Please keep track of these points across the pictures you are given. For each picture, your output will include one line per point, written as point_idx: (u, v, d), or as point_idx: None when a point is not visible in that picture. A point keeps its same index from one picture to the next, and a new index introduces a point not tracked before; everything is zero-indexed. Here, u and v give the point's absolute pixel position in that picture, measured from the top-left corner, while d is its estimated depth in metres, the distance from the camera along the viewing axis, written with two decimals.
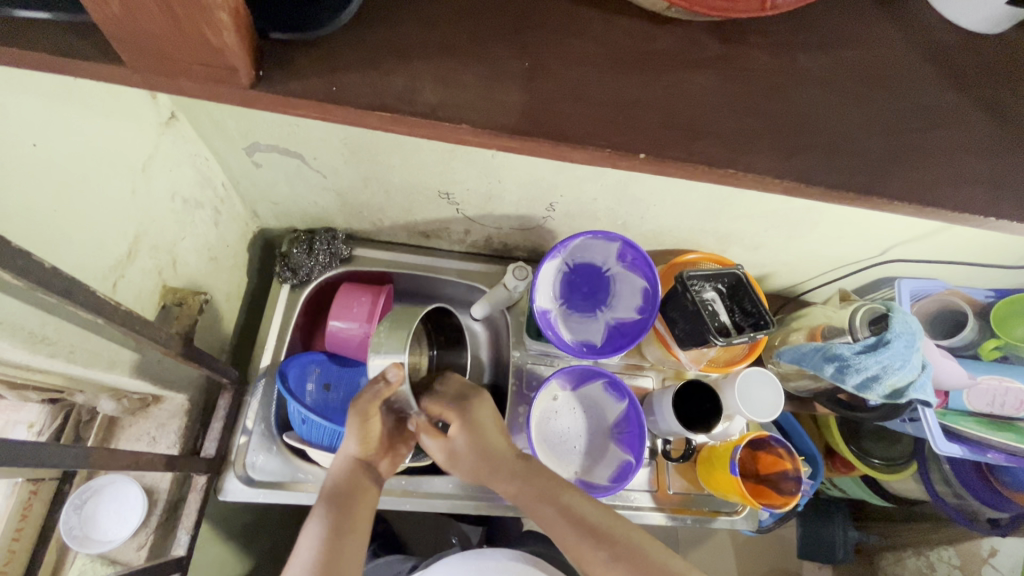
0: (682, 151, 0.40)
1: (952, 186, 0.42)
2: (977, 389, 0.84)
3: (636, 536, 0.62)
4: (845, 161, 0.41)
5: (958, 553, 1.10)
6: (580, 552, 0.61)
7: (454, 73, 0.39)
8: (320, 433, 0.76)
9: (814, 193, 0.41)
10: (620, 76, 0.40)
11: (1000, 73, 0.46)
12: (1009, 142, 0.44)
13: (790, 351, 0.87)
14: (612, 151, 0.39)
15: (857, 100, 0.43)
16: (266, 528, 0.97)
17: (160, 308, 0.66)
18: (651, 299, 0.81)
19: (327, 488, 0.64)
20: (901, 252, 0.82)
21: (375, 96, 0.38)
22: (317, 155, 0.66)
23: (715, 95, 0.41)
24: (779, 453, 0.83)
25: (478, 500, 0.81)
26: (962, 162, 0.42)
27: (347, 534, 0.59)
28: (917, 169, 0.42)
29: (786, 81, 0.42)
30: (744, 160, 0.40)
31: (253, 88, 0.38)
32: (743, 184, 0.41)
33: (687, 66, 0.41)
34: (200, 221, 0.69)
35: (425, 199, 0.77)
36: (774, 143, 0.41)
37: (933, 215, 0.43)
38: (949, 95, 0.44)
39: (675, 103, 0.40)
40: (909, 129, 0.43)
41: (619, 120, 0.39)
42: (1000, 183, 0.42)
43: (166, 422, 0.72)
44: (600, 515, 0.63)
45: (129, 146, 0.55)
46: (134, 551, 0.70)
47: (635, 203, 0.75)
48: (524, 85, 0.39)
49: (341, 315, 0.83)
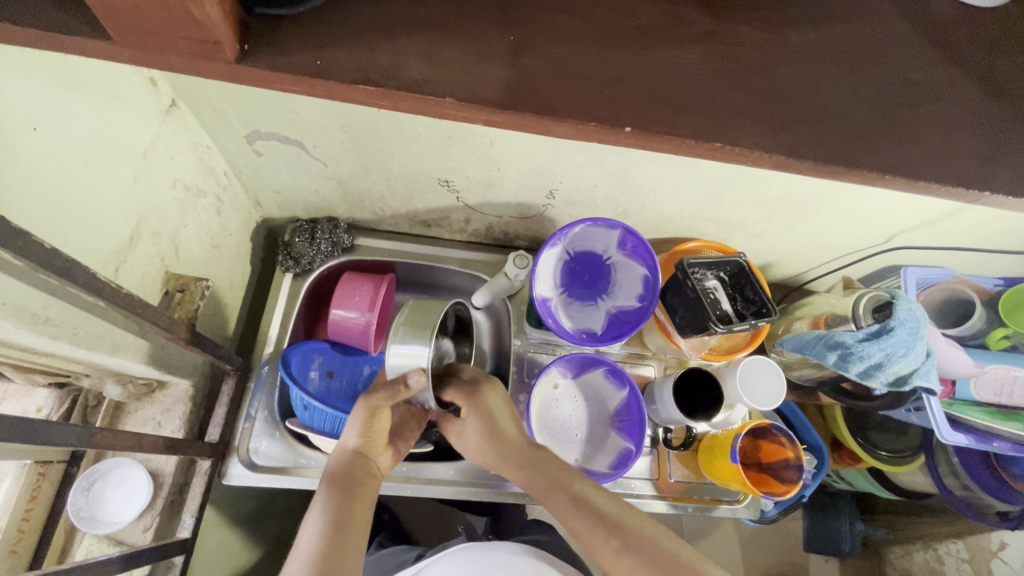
0: (668, 126, 0.39)
1: (948, 163, 0.41)
2: (985, 378, 0.83)
3: (647, 526, 0.61)
4: (836, 135, 0.41)
5: (967, 547, 1.09)
6: (591, 540, 0.61)
7: (438, 49, 0.39)
8: (320, 420, 0.77)
9: (802, 168, 0.41)
10: (609, 53, 0.40)
11: (997, 51, 0.45)
12: (1006, 120, 0.43)
13: (793, 339, 0.87)
14: (596, 125, 0.39)
15: (847, 73, 0.42)
16: (272, 515, 0.99)
17: (163, 294, 0.66)
18: (651, 287, 0.81)
19: (326, 481, 0.64)
20: (906, 239, 0.81)
21: (360, 71, 0.38)
22: (317, 143, 0.67)
23: (701, 69, 0.41)
24: (780, 441, 0.83)
25: (479, 487, 0.82)
26: (956, 137, 0.42)
27: (348, 527, 0.60)
28: (910, 145, 0.41)
29: (776, 56, 0.42)
30: (731, 134, 0.39)
31: (238, 63, 0.38)
32: (730, 158, 0.40)
33: (675, 41, 0.41)
34: (203, 209, 0.70)
35: (425, 186, 0.77)
36: (763, 118, 0.40)
37: (928, 191, 0.42)
38: (940, 70, 0.44)
39: (662, 78, 0.40)
40: (901, 104, 0.42)
41: (606, 95, 0.39)
42: (994, 160, 0.42)
43: (170, 408, 0.73)
44: (611, 505, 0.63)
45: (131, 133, 0.55)
46: (139, 533, 0.71)
47: (636, 189, 0.75)
48: (511, 63, 0.39)
49: (343, 303, 0.83)
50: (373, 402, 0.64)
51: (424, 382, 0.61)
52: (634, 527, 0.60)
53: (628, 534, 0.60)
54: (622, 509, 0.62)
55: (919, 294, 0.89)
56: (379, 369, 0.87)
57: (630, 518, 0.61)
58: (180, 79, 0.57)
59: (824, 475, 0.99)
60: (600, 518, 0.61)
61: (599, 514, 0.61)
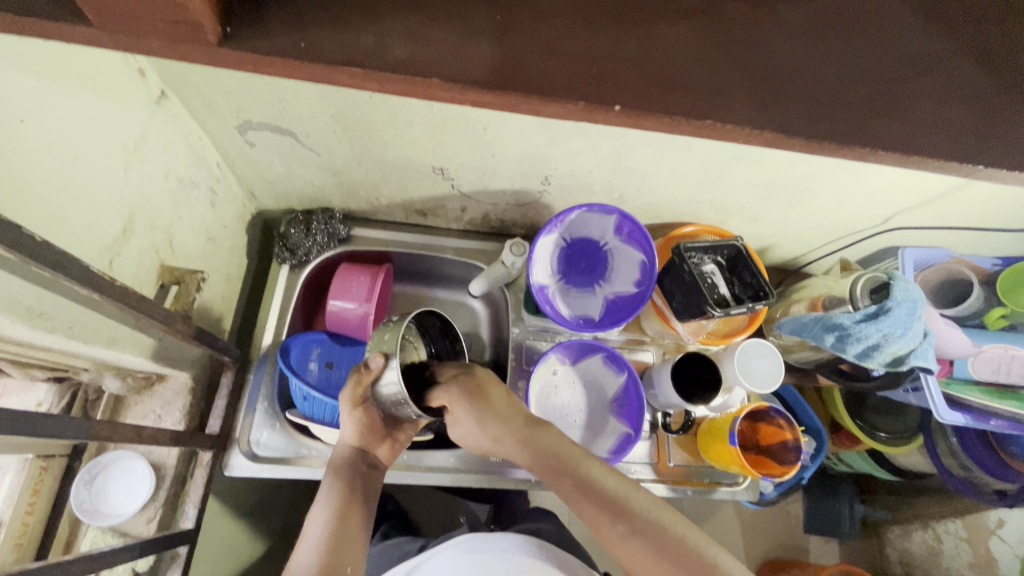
0: (658, 104, 0.39)
1: (940, 137, 0.41)
2: (982, 357, 0.84)
3: (658, 511, 0.58)
4: (828, 110, 0.40)
5: (965, 526, 1.11)
6: (593, 521, 0.58)
7: (424, 28, 0.39)
8: (321, 409, 0.78)
9: (794, 144, 0.40)
10: (595, 31, 0.40)
11: (990, 24, 0.45)
12: (1004, 93, 0.43)
13: (791, 322, 0.87)
14: (586, 105, 0.39)
15: (836, 47, 0.42)
16: (273, 505, 1.00)
17: (158, 287, 0.66)
18: (648, 273, 0.81)
19: (328, 475, 0.65)
20: (904, 220, 0.81)
21: (345, 52, 0.38)
22: (310, 132, 0.66)
23: (691, 45, 0.40)
24: (779, 424, 0.83)
25: (479, 474, 0.83)
26: (949, 110, 0.42)
27: (348, 519, 0.61)
28: (903, 119, 0.41)
29: (766, 30, 0.42)
30: (722, 112, 0.39)
31: (221, 46, 0.37)
32: (720, 137, 0.40)
33: (664, 17, 0.41)
34: (196, 201, 0.70)
35: (420, 175, 0.77)
36: (755, 93, 0.40)
37: (921, 167, 0.41)
38: (929, 43, 0.43)
39: (651, 56, 0.40)
40: (893, 78, 0.42)
41: (594, 75, 0.39)
42: (987, 133, 0.41)
43: (171, 400, 0.73)
44: (615, 484, 0.60)
45: (119, 123, 0.55)
46: (143, 524, 0.70)
47: (632, 174, 0.74)
48: (499, 43, 0.39)
49: (341, 294, 0.84)
50: (349, 392, 0.66)
51: (382, 361, 0.62)
52: (643, 511, 0.58)
53: (634, 516, 0.57)
54: (628, 491, 0.59)
55: (916, 275, 0.89)
56: None
57: (642, 505, 0.58)
58: (168, 69, 0.57)
59: (821, 458, 1.00)
60: (608, 502, 0.58)
61: (607, 496, 0.58)
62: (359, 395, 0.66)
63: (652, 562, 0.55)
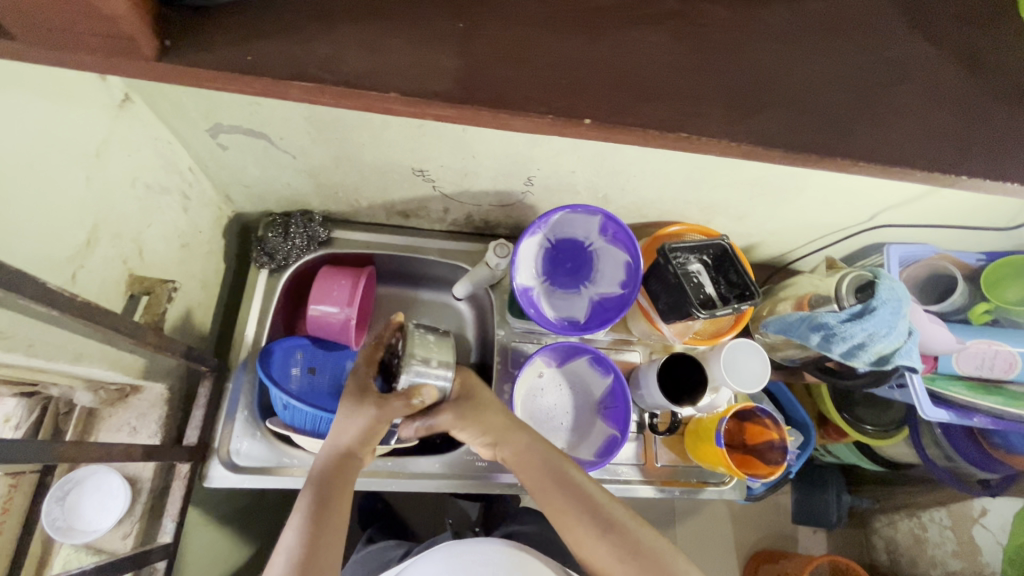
0: (631, 116, 0.39)
1: (922, 145, 0.41)
2: (966, 352, 0.84)
3: (626, 516, 0.63)
4: (811, 116, 0.41)
5: (950, 515, 1.12)
6: (568, 522, 0.62)
7: (387, 40, 0.39)
8: (301, 418, 0.75)
9: (777, 154, 0.40)
10: (569, 40, 0.40)
11: (967, 27, 0.46)
12: (975, 94, 0.43)
13: (776, 321, 0.86)
14: (554, 118, 0.38)
15: (819, 52, 0.42)
16: (259, 511, 0.99)
17: (127, 298, 0.64)
18: (633, 274, 0.80)
19: (314, 479, 0.60)
20: (888, 218, 0.81)
21: (291, 64, 0.39)
22: (283, 135, 0.64)
23: (667, 53, 0.40)
24: (765, 424, 0.83)
25: (465, 479, 0.82)
26: (926, 113, 0.42)
27: (328, 535, 0.56)
28: (887, 127, 0.41)
29: (747, 36, 0.42)
30: (697, 123, 0.39)
31: (158, 60, 0.38)
32: (700, 148, 0.39)
33: (638, 25, 0.41)
34: (167, 208, 0.68)
35: (400, 176, 0.75)
36: (732, 103, 0.40)
37: (905, 175, 0.41)
38: (908, 46, 0.44)
39: (625, 64, 0.40)
40: (878, 84, 0.42)
41: (566, 85, 0.39)
42: (963, 139, 0.42)
43: (146, 413, 0.71)
44: (594, 489, 0.64)
45: (79, 130, 0.52)
46: (120, 539, 0.68)
47: (615, 174, 0.73)
48: (464, 53, 0.39)
49: (321, 298, 0.83)
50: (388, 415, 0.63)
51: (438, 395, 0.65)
52: (615, 514, 0.62)
53: (608, 521, 0.61)
54: (602, 496, 0.63)
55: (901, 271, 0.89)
56: None
57: (614, 509, 0.63)
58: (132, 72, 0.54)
59: (809, 453, 1.01)
60: (588, 506, 0.62)
61: (586, 500, 0.62)
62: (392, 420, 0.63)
63: (620, 563, 0.60)
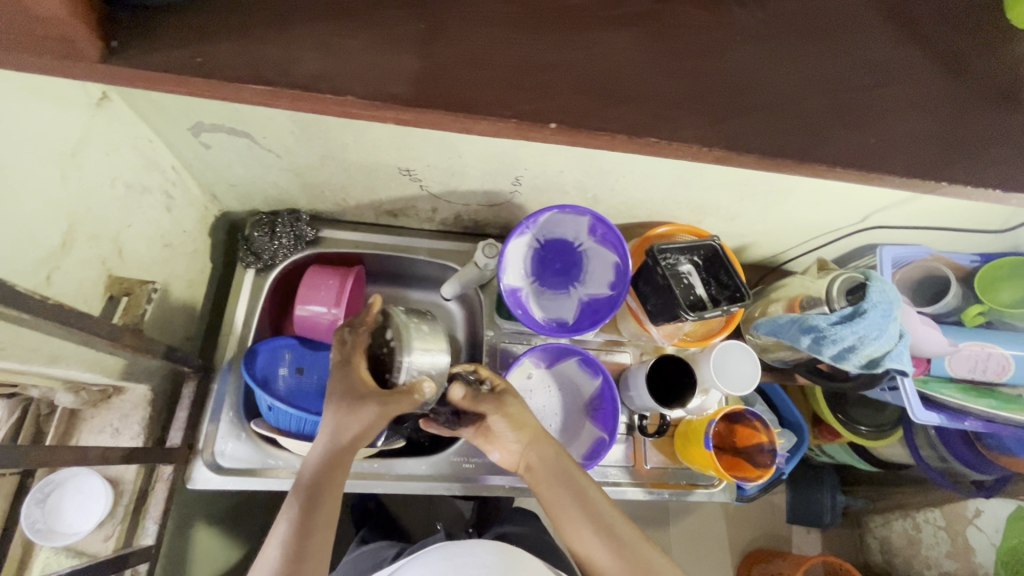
0: (598, 120, 0.42)
1: (884, 155, 0.45)
2: (959, 355, 0.84)
3: (635, 536, 0.65)
4: (786, 123, 0.44)
5: (944, 515, 1.11)
6: (578, 534, 0.65)
7: (346, 46, 0.41)
8: (286, 420, 0.75)
9: (748, 159, 0.43)
10: (540, 38, 0.43)
11: (925, 32, 0.49)
12: (918, 107, 0.47)
13: (767, 323, 0.85)
14: (518, 121, 0.41)
15: (789, 55, 0.46)
16: (248, 510, 0.98)
17: (107, 300, 0.63)
18: (623, 275, 0.79)
19: (303, 478, 0.60)
20: (881, 219, 0.80)
21: (248, 68, 0.40)
22: (267, 134, 0.64)
23: (639, 49, 0.44)
24: (755, 426, 0.82)
25: (452, 481, 0.81)
26: (885, 113, 0.46)
27: (315, 534, 0.56)
28: (859, 132, 0.45)
29: (727, 37, 0.46)
30: (667, 127, 0.42)
31: (104, 63, 0.39)
32: (668, 153, 0.43)
33: (609, 24, 0.44)
34: (149, 207, 0.67)
35: (386, 176, 0.74)
36: (702, 109, 0.43)
37: (861, 178, 0.44)
38: (872, 48, 0.47)
39: (594, 66, 0.43)
40: (845, 87, 0.46)
41: (528, 86, 0.42)
42: (918, 142, 0.46)
43: (129, 413, 0.71)
44: (606, 506, 0.66)
45: (53, 130, 0.52)
46: (101, 542, 0.68)
47: (604, 174, 0.72)
48: (425, 56, 0.41)
49: (309, 298, 0.82)
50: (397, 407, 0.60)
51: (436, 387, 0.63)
52: (625, 533, 0.64)
53: (617, 539, 0.64)
54: (615, 515, 0.66)
55: (895, 272, 0.88)
56: None
57: (625, 529, 0.65)
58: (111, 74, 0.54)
59: (801, 454, 1.00)
60: (599, 522, 0.64)
61: (599, 517, 0.65)
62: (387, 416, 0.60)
63: None
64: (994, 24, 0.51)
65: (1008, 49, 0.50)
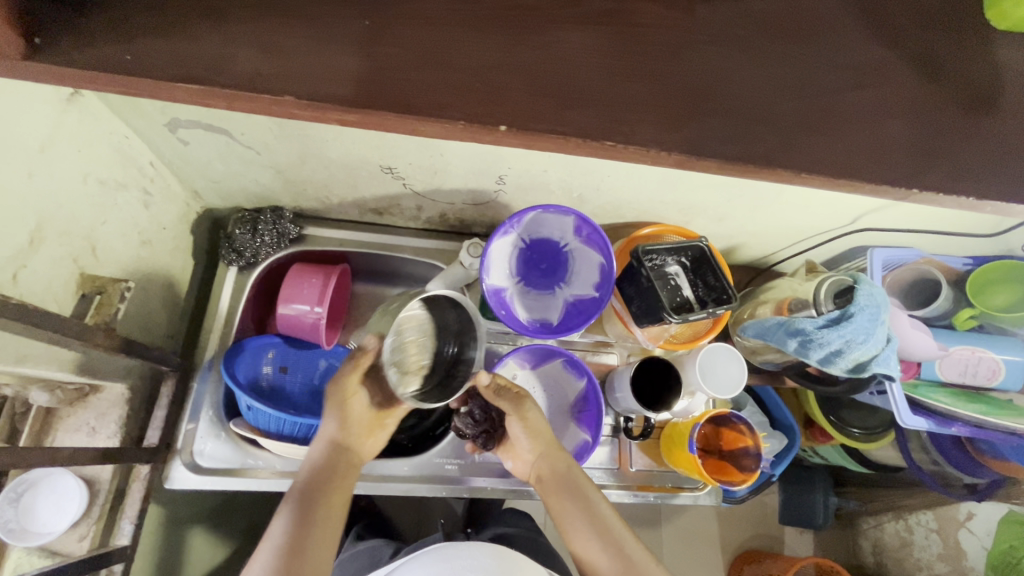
0: (550, 122, 0.44)
1: (833, 158, 0.47)
2: (949, 359, 0.83)
3: (639, 554, 0.66)
4: (747, 125, 0.46)
5: (936, 518, 1.11)
6: (582, 548, 0.66)
7: (282, 41, 0.43)
8: (265, 419, 0.73)
9: (703, 163, 0.46)
10: (499, 39, 0.45)
11: (888, 34, 0.50)
12: (873, 113, 0.48)
13: (755, 325, 0.84)
14: (467, 123, 0.43)
15: (746, 55, 0.48)
16: (235, 508, 0.98)
17: (79, 298, 0.62)
18: (607, 276, 0.78)
19: (300, 478, 0.63)
20: (872, 221, 0.78)
21: (176, 66, 0.42)
22: (244, 131, 0.63)
23: (591, 48, 0.46)
24: (740, 430, 0.82)
25: (434, 483, 0.80)
26: (835, 111, 0.48)
27: (314, 527, 0.59)
28: (817, 134, 0.47)
29: (683, 35, 0.47)
30: (622, 132, 0.44)
31: (29, 59, 0.40)
32: (625, 156, 0.45)
33: (564, 21, 0.46)
34: (126, 203, 0.66)
35: (369, 174, 0.73)
36: (656, 110, 0.45)
37: (805, 180, 0.47)
38: (829, 48, 0.49)
39: (548, 68, 0.45)
40: (798, 87, 0.48)
41: (476, 87, 0.44)
42: (869, 147, 0.47)
43: (106, 412, 0.70)
44: (614, 520, 0.67)
45: (20, 126, 0.51)
46: (75, 542, 0.68)
47: (589, 174, 0.71)
48: (365, 56, 0.44)
49: (292, 297, 0.81)
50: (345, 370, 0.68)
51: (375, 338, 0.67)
52: (629, 548, 0.65)
53: (620, 554, 0.65)
54: (622, 531, 0.67)
55: (886, 275, 0.87)
56: (336, 362, 0.86)
57: (630, 545, 0.66)
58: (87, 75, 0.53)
59: (791, 457, 0.99)
60: (604, 536, 0.66)
61: (605, 531, 0.66)
62: (352, 381, 0.67)
63: None
64: (960, 27, 0.51)
65: (971, 55, 0.51)
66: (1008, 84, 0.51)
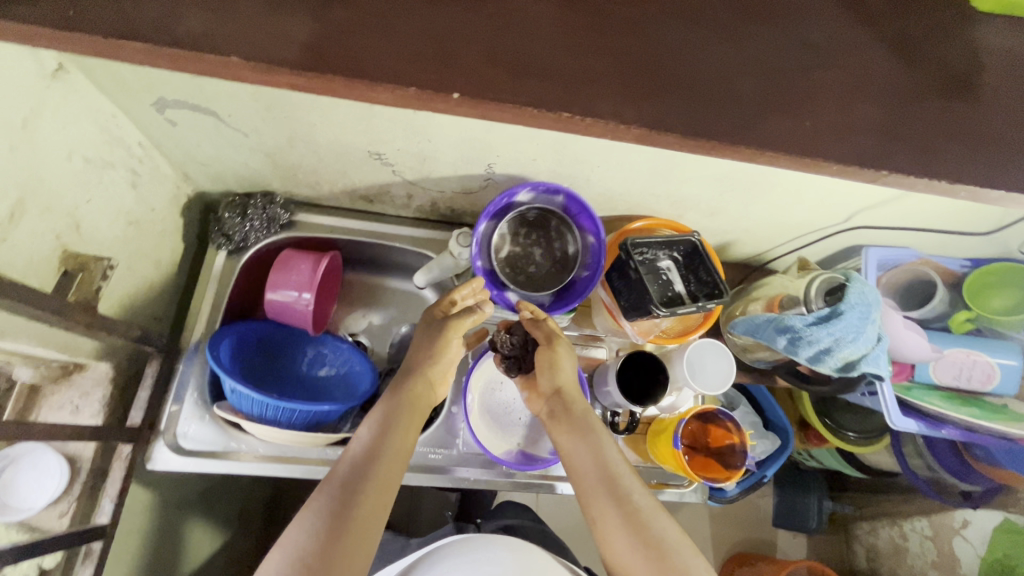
0: (509, 93, 0.45)
1: (806, 141, 0.46)
2: (944, 361, 0.81)
3: (658, 514, 0.63)
4: (713, 102, 0.46)
5: (931, 525, 1.07)
6: (594, 503, 0.65)
7: (239, 12, 0.44)
8: (248, 403, 0.72)
9: (667, 138, 0.46)
10: (467, 13, 0.46)
11: (854, 16, 0.50)
12: (845, 96, 0.48)
13: (745, 322, 0.83)
14: (420, 90, 0.44)
15: (712, 33, 0.48)
16: (225, 493, 0.98)
17: (61, 275, 0.62)
18: (597, 255, 0.78)
19: (341, 463, 0.62)
20: (867, 219, 0.77)
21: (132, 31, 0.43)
22: (231, 112, 0.62)
23: (553, 22, 0.47)
24: (727, 427, 0.81)
25: (418, 472, 0.80)
26: (806, 91, 0.48)
27: (355, 514, 0.58)
28: (789, 116, 0.47)
29: (648, 10, 0.48)
30: (584, 105, 0.45)
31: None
32: (586, 128, 0.46)
33: None
34: (112, 182, 0.66)
35: (358, 160, 0.73)
36: (622, 85, 0.46)
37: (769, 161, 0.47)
38: (796, 29, 0.49)
39: (514, 40, 0.46)
40: (768, 67, 0.48)
41: (436, 64, 0.45)
42: (846, 129, 0.47)
43: (89, 391, 0.70)
44: (627, 474, 0.66)
45: (4, 100, 0.51)
46: (55, 519, 0.67)
47: (578, 163, 0.70)
48: (317, 20, 0.44)
49: (281, 283, 0.81)
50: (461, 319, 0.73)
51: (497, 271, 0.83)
52: (641, 500, 0.63)
53: (634, 513, 0.62)
54: (636, 487, 0.65)
55: (882, 275, 0.86)
56: (323, 348, 0.87)
57: (644, 501, 0.64)
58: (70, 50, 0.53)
59: (783, 457, 0.97)
60: (615, 491, 0.64)
61: (617, 488, 0.64)
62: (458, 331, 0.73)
63: (638, 563, 0.60)
64: (930, 10, 0.51)
65: (944, 41, 0.51)
66: (986, 68, 0.50)
